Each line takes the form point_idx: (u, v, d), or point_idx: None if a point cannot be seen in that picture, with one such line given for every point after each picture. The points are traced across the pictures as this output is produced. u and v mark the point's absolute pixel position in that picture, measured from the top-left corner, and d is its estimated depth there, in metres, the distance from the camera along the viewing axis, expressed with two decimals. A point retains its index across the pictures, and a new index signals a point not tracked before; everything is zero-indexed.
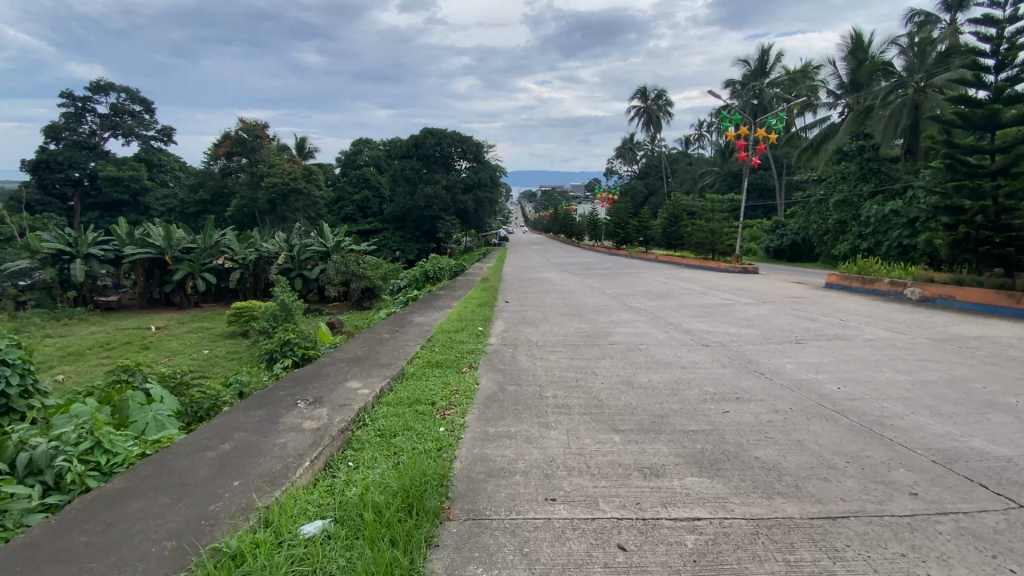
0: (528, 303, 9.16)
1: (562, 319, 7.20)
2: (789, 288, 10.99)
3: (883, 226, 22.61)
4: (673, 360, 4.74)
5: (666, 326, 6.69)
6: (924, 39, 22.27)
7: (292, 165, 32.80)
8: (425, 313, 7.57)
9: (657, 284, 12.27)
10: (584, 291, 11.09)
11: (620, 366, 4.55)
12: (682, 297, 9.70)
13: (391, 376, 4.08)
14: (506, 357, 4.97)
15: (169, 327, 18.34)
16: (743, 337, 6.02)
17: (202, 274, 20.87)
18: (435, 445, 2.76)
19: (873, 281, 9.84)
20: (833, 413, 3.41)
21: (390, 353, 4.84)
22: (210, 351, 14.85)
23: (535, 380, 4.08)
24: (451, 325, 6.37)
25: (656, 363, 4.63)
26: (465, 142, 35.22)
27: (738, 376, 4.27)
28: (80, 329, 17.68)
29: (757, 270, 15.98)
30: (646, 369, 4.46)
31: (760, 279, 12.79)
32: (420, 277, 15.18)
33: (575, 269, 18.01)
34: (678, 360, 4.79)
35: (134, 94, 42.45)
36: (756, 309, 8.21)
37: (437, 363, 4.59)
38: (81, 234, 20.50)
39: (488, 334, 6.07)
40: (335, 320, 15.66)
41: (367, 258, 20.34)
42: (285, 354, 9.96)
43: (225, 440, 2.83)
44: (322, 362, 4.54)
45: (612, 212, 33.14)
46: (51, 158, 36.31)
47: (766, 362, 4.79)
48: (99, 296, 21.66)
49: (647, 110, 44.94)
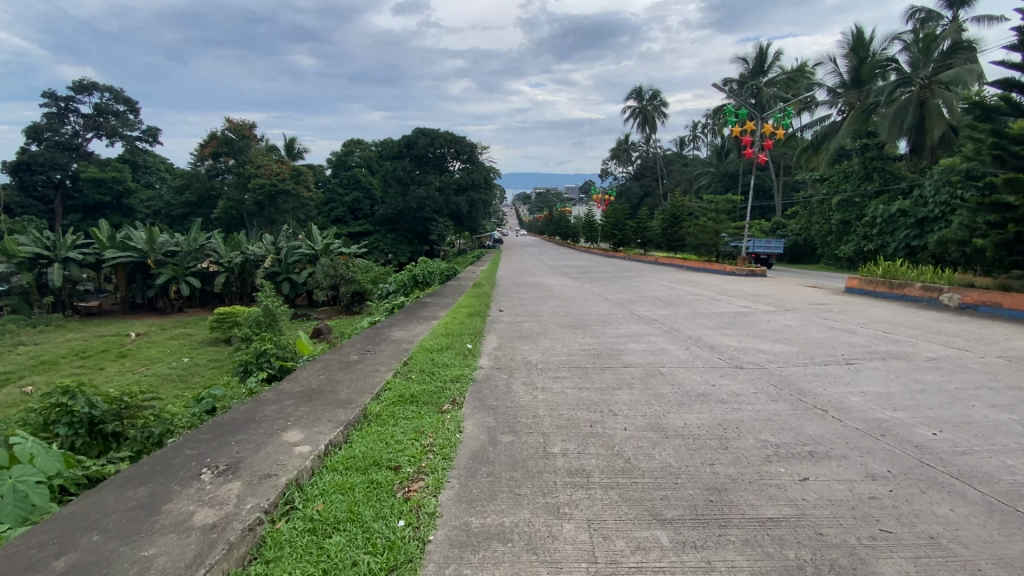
0: (524, 312, 8.18)
1: (563, 333, 6.23)
2: (809, 293, 10.07)
3: (890, 226, 21.90)
4: (709, 392, 3.76)
5: (685, 341, 5.73)
6: (928, 35, 21.48)
7: (280, 166, 31.70)
8: (406, 326, 6.57)
9: (664, 288, 11.31)
10: (586, 297, 10.15)
11: (644, 400, 3.56)
12: (694, 304, 8.77)
13: (346, 421, 3.09)
14: (500, 386, 3.97)
15: (150, 333, 17.28)
16: (780, 355, 5.06)
17: (185, 278, 19.80)
18: (384, 564, 1.77)
19: (903, 286, 8.93)
20: (954, 482, 2.45)
21: (351, 385, 3.83)
22: (191, 359, 13.80)
23: (537, 424, 3.08)
24: (434, 342, 5.37)
25: (688, 396, 3.65)
26: (458, 142, 34.29)
27: (798, 415, 3.31)
28: (56, 336, 16.55)
29: (766, 272, 15.08)
30: (679, 405, 3.47)
31: (771, 283, 11.90)
32: (408, 282, 14.13)
33: (573, 272, 16.98)
34: (715, 391, 3.81)
35: (117, 92, 41.09)
36: (780, 319, 7.26)
37: (411, 398, 3.59)
38: (59, 237, 19.36)
39: (479, 353, 5.10)
40: (322, 327, 14.71)
41: (358, 261, 19.46)
42: (260, 367, 8.93)
43: (63, 553, 1.85)
44: (260, 402, 3.52)
45: (610, 214, 32.26)
46: (32, 159, 35.00)
47: (826, 392, 3.85)
48: (78, 301, 20.52)
49: (642, 111, 44.13)
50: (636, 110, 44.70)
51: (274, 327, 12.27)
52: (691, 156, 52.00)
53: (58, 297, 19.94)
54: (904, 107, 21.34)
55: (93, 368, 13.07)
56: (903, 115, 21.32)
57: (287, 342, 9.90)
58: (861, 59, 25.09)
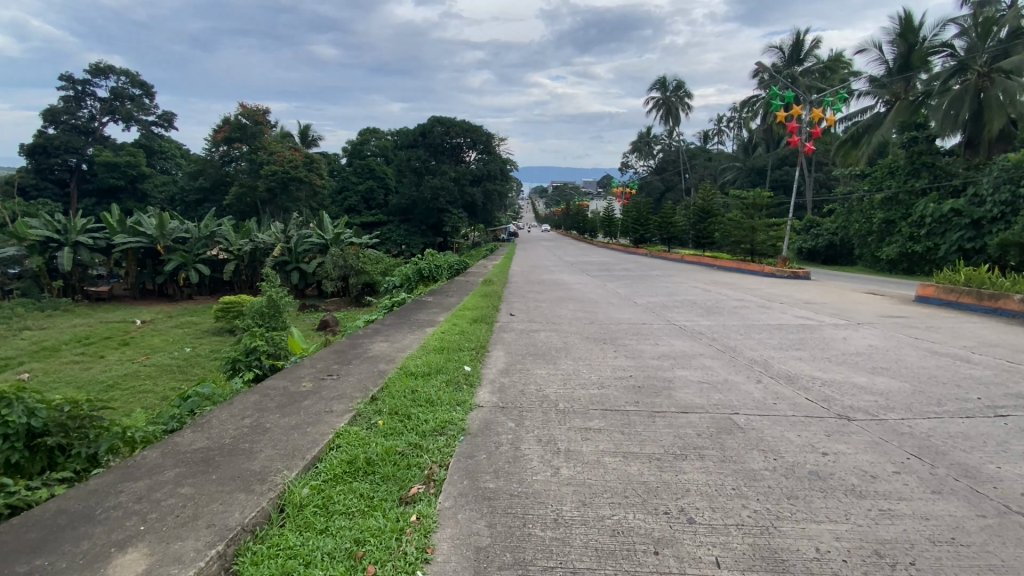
0: (541, 317, 6.91)
1: (592, 350, 4.90)
2: (875, 303, 8.60)
3: (941, 226, 19.94)
4: (830, 474, 2.44)
5: (752, 368, 4.40)
6: (986, 17, 19.21)
7: (293, 153, 30.72)
8: (395, 334, 5.29)
9: (698, 292, 9.90)
10: (610, 300, 8.82)
11: (738, 491, 2.23)
12: (742, 314, 7.40)
13: (234, 529, 1.84)
14: (502, 444, 2.66)
15: (157, 321, 16.40)
16: (893, 397, 3.67)
17: (195, 265, 18.92)
18: None
19: (997, 297, 7.40)
20: None
21: (280, 441, 2.56)
22: (194, 349, 12.79)
23: (564, 548, 1.81)
24: (422, 361, 4.08)
25: (803, 485, 2.32)
26: (474, 132, 33.14)
27: (1002, 537, 2.01)
28: (61, 321, 15.76)
29: (809, 275, 13.58)
30: (798, 505, 2.15)
31: (821, 289, 10.43)
32: (412, 277, 12.89)
33: (592, 270, 15.59)
34: (840, 472, 2.47)
35: (133, 76, 40.46)
36: (859, 337, 5.84)
37: (362, 471, 2.34)
38: (71, 220, 18.50)
39: (478, 382, 3.77)
40: (329, 319, 13.60)
41: (369, 251, 18.54)
42: (248, 367, 7.78)
43: None
44: (133, 472, 2.29)
45: (632, 208, 30.62)
46: (47, 142, 34.48)
47: (1007, 479, 2.49)
48: (89, 286, 19.69)
49: (666, 103, 42.15)
50: (659, 101, 42.79)
51: (278, 320, 11.21)
52: (715, 152, 50.04)
53: (68, 281, 19.13)
54: (959, 97, 19.34)
55: (93, 356, 12.12)
56: (959, 106, 19.39)
57: (280, 338, 8.75)
58: (910, 46, 22.90)
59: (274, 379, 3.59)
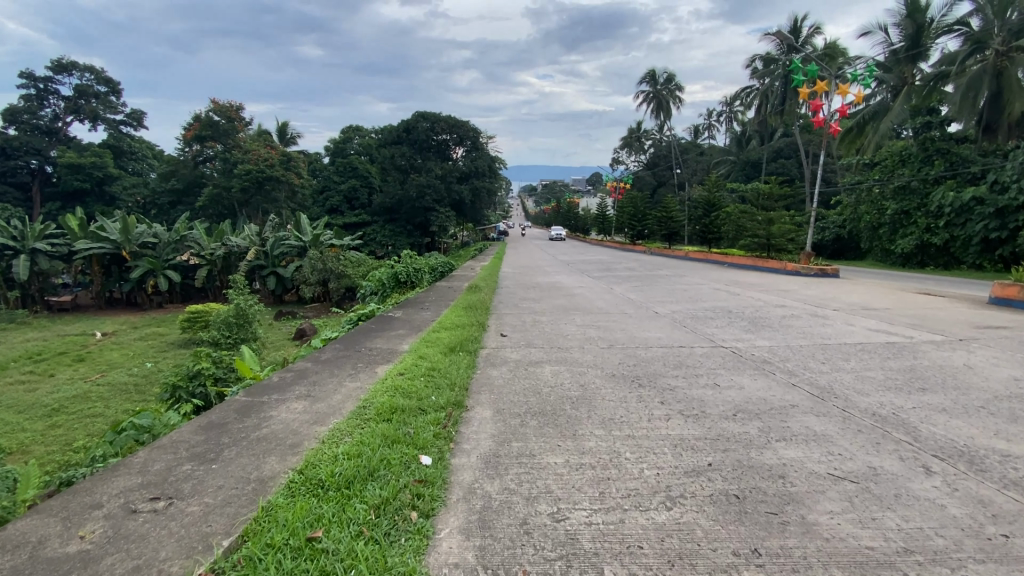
0: (543, 338, 5.20)
1: (636, 402, 3.18)
2: (948, 307, 7.00)
3: (962, 216, 18.50)
4: None
5: (895, 437, 2.71)
6: None
7: (269, 150, 28.48)
8: (330, 379, 3.52)
9: (725, 296, 8.22)
10: (629, 310, 7.12)
11: None
12: (801, 327, 5.75)
13: None
14: None
15: (119, 332, 14.48)
16: None
17: (164, 272, 16.85)
18: None
19: None
20: None
21: None
22: (154, 364, 10.91)
23: None
24: (341, 453, 2.27)
25: None
26: (460, 127, 31.34)
27: None
28: (12, 335, 13.80)
29: (837, 271, 12.04)
30: None
31: (869, 290, 8.86)
32: (388, 282, 11.12)
33: (590, 271, 13.94)
34: None
35: (99, 73, 37.67)
36: (988, 364, 4.18)
37: None
38: (27, 225, 16.34)
39: (441, 499, 2.01)
40: (306, 327, 11.82)
41: (351, 253, 16.57)
42: (189, 398, 6.00)
43: None
44: None
45: (628, 203, 28.99)
46: (6, 143, 31.70)
47: None
48: (50, 296, 17.56)
49: (656, 96, 40.53)
50: (649, 94, 41.25)
51: (247, 331, 9.38)
52: (707, 147, 48.69)
53: (27, 291, 17.03)
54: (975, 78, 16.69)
55: (40, 374, 10.19)
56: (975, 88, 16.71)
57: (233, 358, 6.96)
58: (919, 26, 20.71)
59: (48, 516, 1.84)
